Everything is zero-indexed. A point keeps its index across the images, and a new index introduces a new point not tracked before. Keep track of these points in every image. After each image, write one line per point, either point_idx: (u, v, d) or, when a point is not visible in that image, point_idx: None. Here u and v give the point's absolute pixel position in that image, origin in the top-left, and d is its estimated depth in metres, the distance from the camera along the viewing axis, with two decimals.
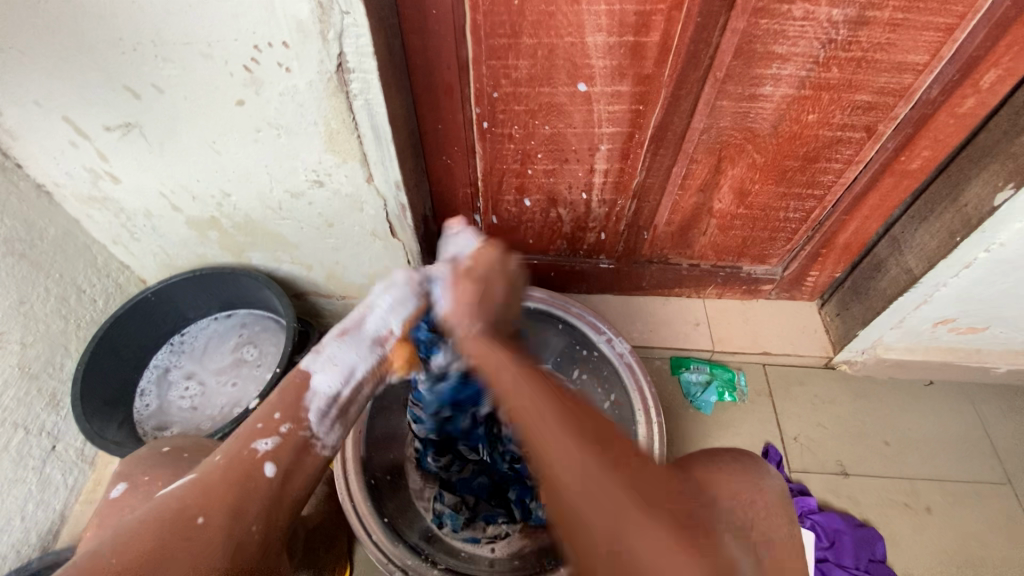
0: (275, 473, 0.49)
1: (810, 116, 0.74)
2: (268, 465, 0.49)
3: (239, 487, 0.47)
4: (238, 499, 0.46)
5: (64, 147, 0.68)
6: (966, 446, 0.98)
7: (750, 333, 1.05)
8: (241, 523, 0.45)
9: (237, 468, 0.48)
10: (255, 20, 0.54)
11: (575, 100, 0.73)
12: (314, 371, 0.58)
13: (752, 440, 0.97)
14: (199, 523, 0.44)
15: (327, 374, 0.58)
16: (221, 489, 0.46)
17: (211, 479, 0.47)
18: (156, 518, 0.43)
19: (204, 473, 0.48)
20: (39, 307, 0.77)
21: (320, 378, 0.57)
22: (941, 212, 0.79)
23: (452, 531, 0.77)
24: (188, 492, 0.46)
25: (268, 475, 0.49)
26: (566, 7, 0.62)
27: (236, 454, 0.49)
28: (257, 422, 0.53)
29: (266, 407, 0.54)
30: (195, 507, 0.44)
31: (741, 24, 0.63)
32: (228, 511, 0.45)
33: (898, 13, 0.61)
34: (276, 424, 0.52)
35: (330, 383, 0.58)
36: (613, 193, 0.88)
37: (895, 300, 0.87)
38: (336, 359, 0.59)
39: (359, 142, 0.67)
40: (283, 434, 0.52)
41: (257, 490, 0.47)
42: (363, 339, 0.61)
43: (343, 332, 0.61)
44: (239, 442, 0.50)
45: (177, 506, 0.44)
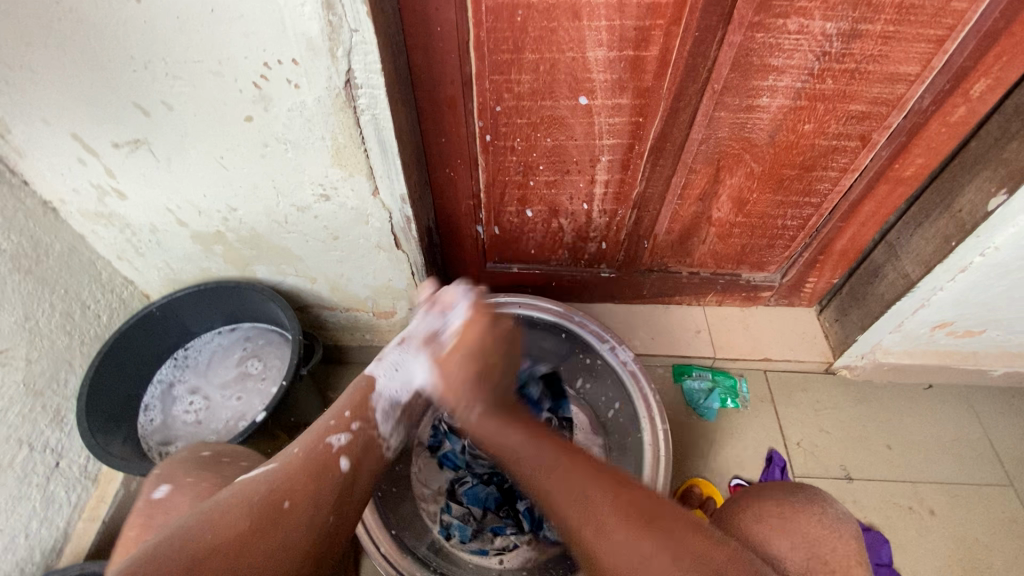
0: (348, 466, 0.56)
1: (807, 125, 0.75)
2: (342, 460, 0.56)
3: (317, 479, 0.53)
4: (316, 488, 0.52)
5: (72, 163, 0.69)
6: (968, 451, 0.98)
7: (751, 339, 1.06)
8: (318, 511, 0.51)
9: (319, 459, 0.54)
10: (267, 38, 0.55)
11: (576, 113, 0.75)
12: (378, 376, 0.68)
13: (756, 447, 0.98)
14: (284, 506, 0.49)
15: (392, 380, 0.69)
16: (303, 480, 0.52)
17: (293, 469, 0.53)
18: (242, 501, 0.48)
19: (284, 461, 0.54)
20: (44, 322, 0.77)
21: (384, 382, 0.68)
22: (936, 217, 0.80)
23: (459, 542, 0.76)
24: (272, 480, 0.51)
25: (342, 467, 0.55)
26: (568, 23, 0.64)
27: (314, 448, 0.56)
28: (331, 421, 0.60)
29: (338, 407, 0.63)
30: (279, 494, 0.50)
31: (739, 38, 0.65)
32: (309, 501, 0.51)
33: (890, 26, 0.63)
34: (348, 422, 0.61)
35: (391, 387, 0.68)
36: (614, 203, 0.90)
37: (894, 305, 0.89)
38: (398, 366, 0.70)
39: (365, 156, 0.68)
40: (355, 430, 0.60)
41: (334, 483, 0.54)
42: (421, 348, 0.71)
43: (403, 342, 0.72)
44: (316, 436, 0.57)
45: (264, 491, 0.50)
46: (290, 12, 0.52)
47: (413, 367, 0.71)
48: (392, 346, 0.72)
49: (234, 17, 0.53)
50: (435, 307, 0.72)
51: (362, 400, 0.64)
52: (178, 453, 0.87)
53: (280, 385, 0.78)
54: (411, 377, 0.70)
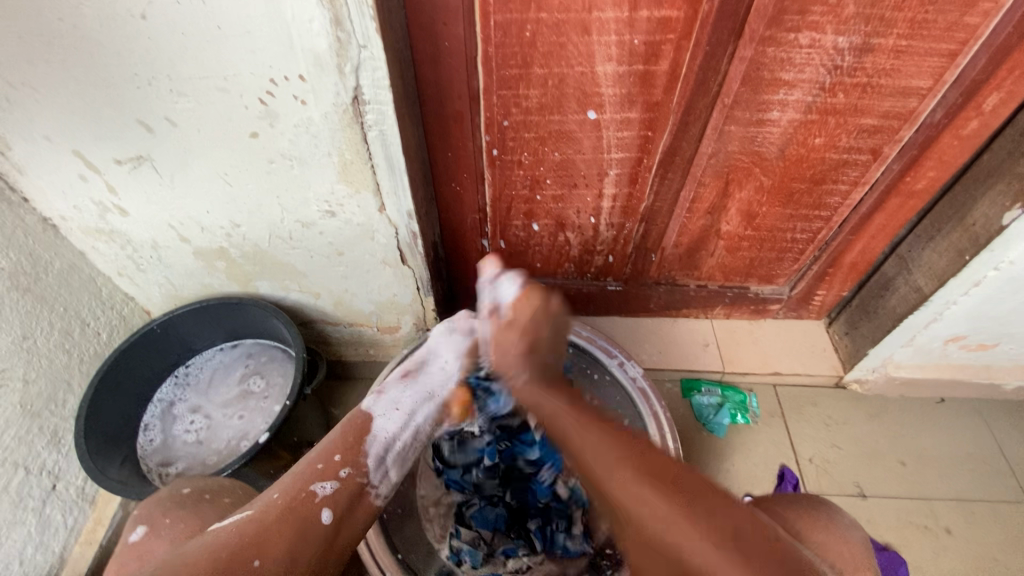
0: (331, 518, 0.53)
1: (817, 139, 0.75)
2: (324, 510, 0.53)
3: (293, 532, 0.50)
4: (295, 538, 0.49)
5: (73, 181, 0.67)
6: (983, 467, 0.97)
7: (760, 352, 1.05)
8: (289, 564, 0.47)
9: (296, 510, 0.51)
10: (274, 55, 0.54)
11: (584, 127, 0.74)
12: (375, 414, 0.66)
13: (767, 463, 0.96)
14: (255, 563, 0.46)
15: (387, 420, 0.66)
16: (279, 528, 0.49)
17: (267, 520, 0.50)
18: (212, 552, 0.46)
19: (261, 508, 0.51)
20: (42, 342, 0.75)
21: (380, 422, 0.65)
22: (949, 231, 0.79)
23: (470, 568, 0.73)
24: (245, 529, 0.48)
25: (323, 519, 0.52)
26: (577, 38, 0.63)
27: (295, 495, 0.53)
28: (318, 464, 0.57)
29: (325, 448, 0.60)
30: (250, 549, 0.47)
31: (750, 52, 0.64)
32: (283, 556, 0.47)
33: (902, 40, 0.62)
34: (337, 468, 0.58)
35: (388, 429, 0.65)
36: (622, 217, 0.89)
37: (906, 319, 0.88)
38: (397, 407, 0.67)
39: (372, 172, 0.67)
40: (342, 478, 0.57)
41: (316, 532, 0.51)
42: (424, 384, 0.72)
43: (405, 377, 0.72)
44: (300, 482, 0.54)
45: (233, 546, 0.46)
46: (298, 28, 0.52)
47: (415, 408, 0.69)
48: (393, 380, 0.71)
49: (241, 33, 0.52)
50: (440, 341, 0.76)
51: (353, 441, 0.61)
52: (179, 474, 0.85)
53: (283, 405, 0.76)
54: (411, 420, 0.68)
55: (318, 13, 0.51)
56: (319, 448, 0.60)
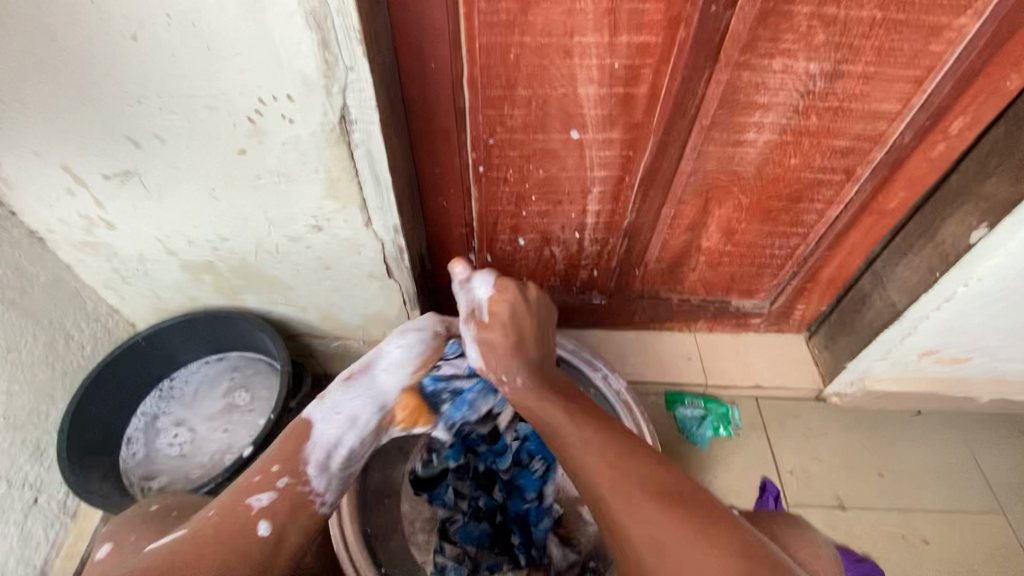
0: (269, 529, 0.53)
1: (792, 159, 0.77)
2: (261, 523, 0.53)
3: (233, 545, 0.50)
4: (230, 551, 0.50)
5: (61, 195, 0.68)
6: (958, 478, 0.99)
7: (742, 365, 1.07)
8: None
9: (233, 523, 0.52)
10: (262, 76, 0.55)
11: (568, 146, 0.76)
12: (316, 420, 0.65)
13: (749, 475, 0.97)
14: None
15: (329, 424, 0.65)
16: (214, 542, 0.50)
17: (206, 534, 0.51)
18: (150, 569, 0.47)
19: (199, 527, 0.52)
20: (26, 354, 0.75)
21: (322, 426, 0.64)
22: (920, 248, 0.82)
23: None
24: (181, 545, 0.50)
25: (261, 531, 0.53)
26: (559, 61, 0.65)
27: (232, 509, 0.54)
28: (257, 475, 0.58)
29: (266, 460, 0.61)
30: (188, 563, 0.48)
31: (726, 75, 0.66)
32: (219, 568, 0.48)
33: (870, 66, 0.65)
34: (276, 478, 0.58)
35: (329, 433, 0.64)
36: (605, 232, 0.90)
37: (881, 333, 0.90)
38: (339, 410, 0.66)
39: (359, 188, 0.68)
40: (282, 487, 0.58)
41: (251, 545, 0.51)
42: (369, 386, 0.69)
43: (348, 381, 0.69)
44: (237, 496, 0.55)
45: (172, 560, 0.48)
46: (286, 50, 0.53)
47: (360, 409, 0.68)
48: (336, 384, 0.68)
49: (230, 54, 0.53)
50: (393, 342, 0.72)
51: (292, 449, 0.62)
52: (162, 488, 0.84)
53: (268, 419, 0.76)
54: (356, 423, 0.67)
55: (306, 36, 0.52)
56: (260, 460, 0.61)
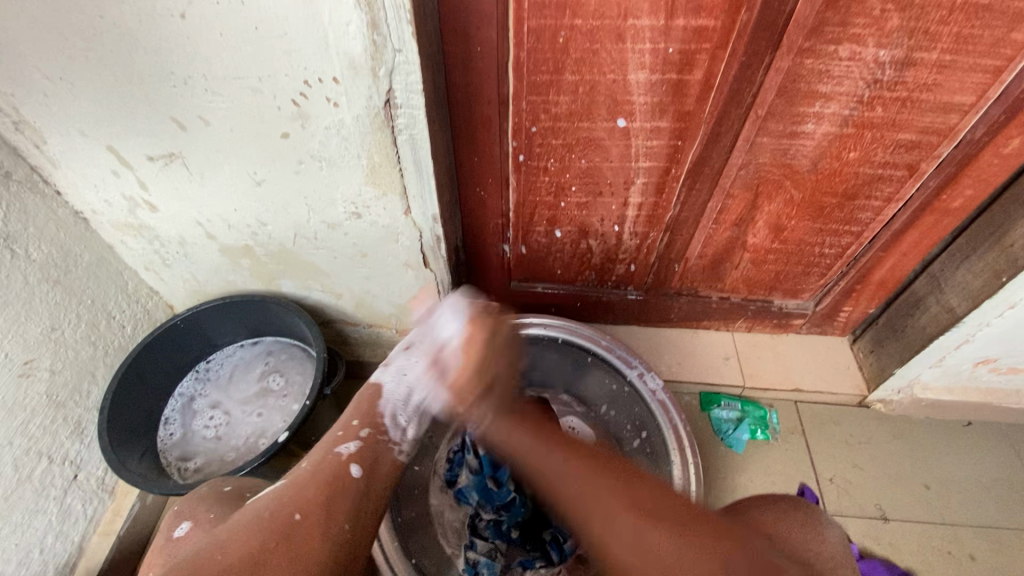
0: (361, 472, 0.52)
1: (852, 153, 0.73)
2: (352, 465, 0.52)
3: (328, 487, 0.50)
4: (330, 502, 0.49)
5: (106, 176, 0.68)
6: (1011, 493, 0.94)
7: (782, 367, 1.03)
8: (329, 519, 0.48)
9: (326, 468, 0.51)
10: (309, 57, 0.54)
11: (613, 135, 0.73)
12: (384, 383, 0.62)
13: (786, 481, 0.94)
14: (295, 519, 0.47)
15: (397, 384, 0.62)
16: (312, 492, 0.49)
17: (300, 483, 0.50)
18: (251, 523, 0.47)
19: (294, 478, 0.51)
20: (70, 333, 0.76)
21: (389, 388, 0.61)
22: (985, 250, 0.77)
23: None
24: (278, 496, 0.49)
25: (355, 473, 0.52)
26: (611, 45, 0.63)
27: (320, 459, 0.53)
28: (338, 430, 0.57)
29: (347, 416, 0.58)
30: (286, 509, 0.48)
31: (787, 63, 0.63)
32: (321, 509, 0.48)
33: (946, 55, 0.61)
34: (356, 429, 0.56)
35: (397, 391, 0.61)
36: (646, 226, 0.88)
37: (936, 339, 0.85)
38: (404, 371, 0.63)
39: (400, 176, 0.66)
40: (364, 437, 0.55)
41: (352, 490, 0.51)
42: (428, 340, 0.65)
43: (409, 347, 0.65)
44: (323, 449, 0.53)
45: (271, 510, 0.48)
46: (335, 31, 0.52)
47: (421, 363, 0.63)
48: (397, 350, 0.65)
49: (278, 34, 0.52)
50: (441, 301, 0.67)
51: (370, 406, 0.59)
52: (197, 469, 0.85)
53: (303, 405, 0.76)
54: (420, 376, 0.63)
55: (355, 16, 0.51)
56: (339, 419, 0.59)
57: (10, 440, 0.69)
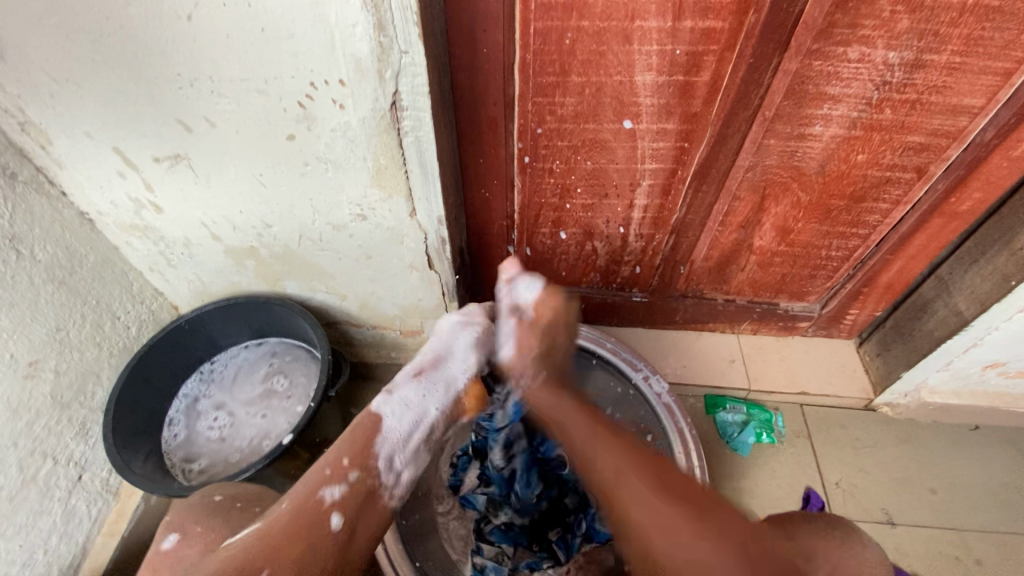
0: (340, 524, 0.53)
1: (860, 155, 0.72)
2: (333, 516, 0.53)
3: (305, 541, 0.51)
4: (303, 552, 0.51)
5: (112, 177, 0.68)
6: (1019, 498, 0.93)
7: (788, 370, 1.03)
8: (300, 574, 0.50)
9: (306, 518, 0.52)
10: (315, 59, 0.54)
11: (619, 137, 0.73)
12: (384, 415, 0.60)
13: (792, 485, 0.93)
14: (264, 574, 0.49)
15: (397, 421, 0.60)
16: (287, 543, 0.51)
17: (278, 528, 0.52)
18: (225, 567, 0.49)
19: (273, 519, 0.53)
20: (75, 334, 0.76)
21: (390, 424, 0.59)
22: (994, 254, 0.76)
23: None
24: (254, 544, 0.51)
25: (333, 525, 0.53)
26: (617, 47, 0.62)
27: (303, 503, 0.53)
28: (327, 466, 0.56)
29: (337, 450, 0.57)
30: (257, 562, 0.49)
31: (795, 65, 0.62)
32: (293, 564, 0.50)
33: (956, 57, 0.60)
34: (345, 471, 0.56)
35: (397, 429, 0.60)
36: (651, 228, 0.87)
37: (944, 343, 0.85)
38: (409, 405, 0.61)
39: (406, 178, 0.66)
40: (350, 482, 0.55)
41: (328, 541, 0.52)
42: (440, 378, 0.64)
43: (420, 370, 0.64)
44: (306, 491, 0.54)
45: (245, 557, 0.50)
46: (341, 32, 0.51)
47: (428, 404, 0.62)
48: (405, 378, 0.63)
49: (284, 36, 0.52)
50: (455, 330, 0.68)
51: (360, 445, 0.58)
52: (202, 470, 0.85)
53: (307, 408, 0.76)
54: (426, 416, 0.62)
55: (361, 18, 0.50)
56: (331, 449, 0.58)
57: (15, 441, 0.69)
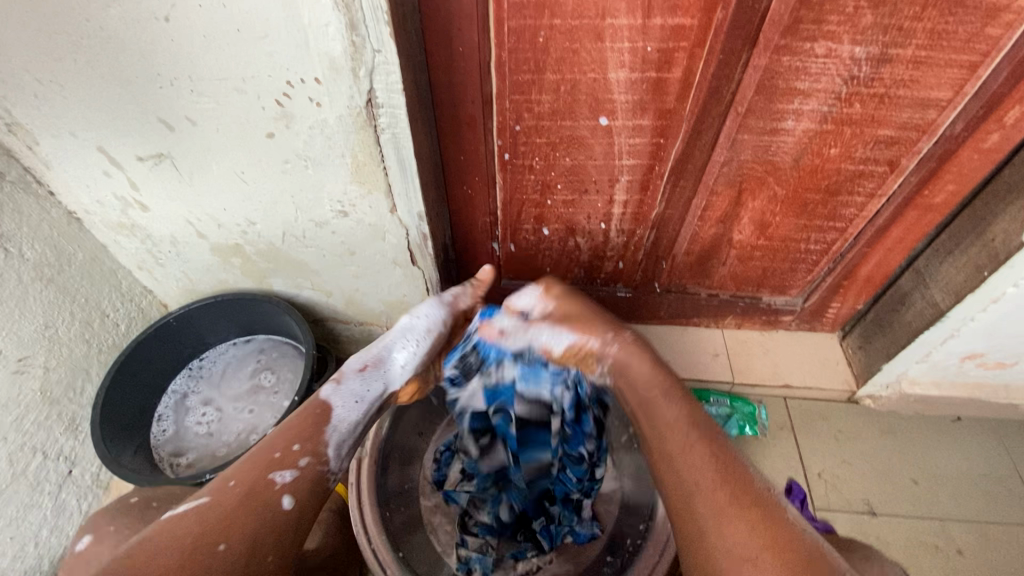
0: (291, 504, 0.53)
1: (832, 149, 0.74)
2: (284, 497, 0.53)
3: (258, 518, 0.51)
4: (253, 527, 0.50)
5: (97, 176, 0.70)
6: (999, 488, 0.94)
7: (771, 363, 1.04)
8: (252, 553, 0.49)
9: (254, 496, 0.52)
10: (291, 58, 0.55)
11: (596, 133, 0.74)
12: (335, 405, 0.63)
13: (773, 477, 0.95)
14: (220, 548, 0.48)
15: (349, 410, 0.64)
16: (242, 518, 0.50)
17: (227, 507, 0.51)
18: (176, 544, 0.47)
19: (221, 497, 0.52)
20: (64, 331, 0.78)
21: (341, 414, 0.63)
22: (967, 246, 0.77)
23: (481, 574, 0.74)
24: (206, 519, 0.50)
25: (284, 506, 0.53)
26: (590, 45, 0.64)
27: (253, 482, 0.53)
28: (275, 449, 0.57)
29: (285, 433, 0.58)
30: (213, 536, 0.48)
31: (764, 61, 0.64)
32: (245, 543, 0.49)
33: (921, 51, 0.61)
34: (295, 455, 0.57)
35: (348, 417, 0.63)
36: (632, 223, 0.88)
37: (921, 334, 0.86)
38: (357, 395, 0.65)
39: (384, 174, 0.68)
40: (302, 466, 0.56)
41: (277, 522, 0.52)
42: (380, 376, 0.67)
43: (364, 369, 0.66)
44: (257, 471, 0.54)
45: (196, 534, 0.48)
46: (314, 31, 0.53)
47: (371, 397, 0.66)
48: (352, 371, 0.65)
49: (260, 36, 0.53)
50: (405, 335, 0.69)
51: (309, 429, 0.60)
52: (189, 464, 0.87)
53: (292, 401, 0.77)
54: (371, 407, 0.66)
55: (334, 18, 0.52)
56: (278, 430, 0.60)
57: (5, 435, 0.70)
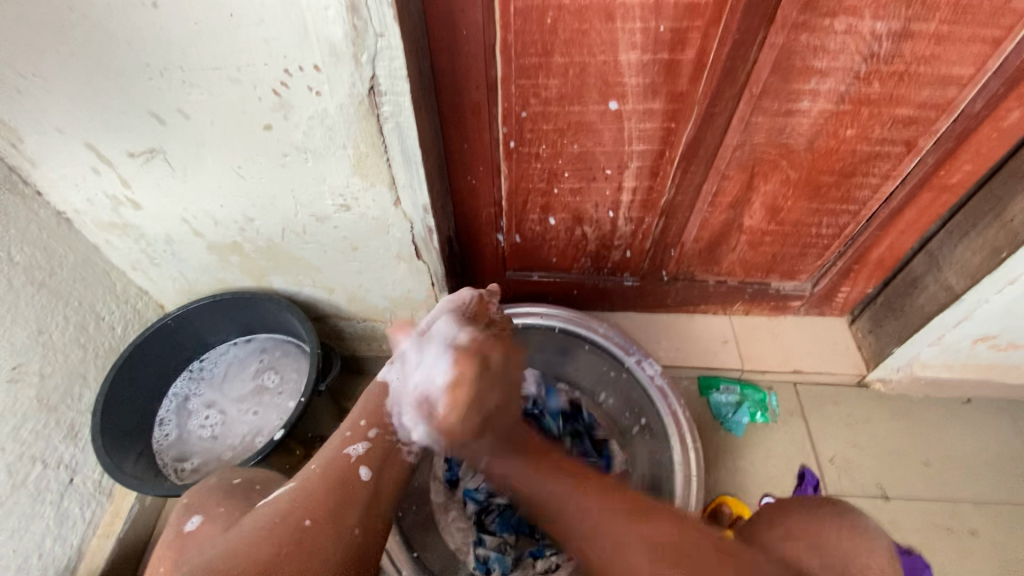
0: (369, 476, 0.54)
1: (848, 130, 0.72)
2: (362, 469, 0.54)
3: (343, 493, 0.51)
4: (338, 501, 0.50)
5: (86, 174, 0.67)
6: (1011, 468, 0.94)
7: (782, 349, 1.02)
8: (341, 524, 0.49)
9: (336, 473, 0.53)
10: (288, 44, 0.52)
11: (605, 118, 0.71)
12: (390, 380, 0.64)
13: (786, 463, 0.94)
14: (306, 524, 0.47)
15: (403, 381, 0.63)
16: (324, 494, 0.50)
17: (309, 487, 0.51)
18: (263, 525, 0.47)
19: (302, 480, 0.53)
20: (58, 336, 0.75)
21: (395, 387, 0.63)
22: (984, 226, 0.76)
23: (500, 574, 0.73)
24: (292, 499, 0.50)
25: (363, 478, 0.54)
26: (600, 25, 0.61)
27: (329, 464, 0.54)
28: (346, 432, 0.59)
29: (353, 418, 0.61)
30: (298, 513, 0.48)
31: (781, 39, 0.61)
32: (331, 516, 0.49)
33: (944, 26, 0.59)
34: (364, 431, 0.59)
35: (403, 388, 0.63)
36: (641, 211, 0.86)
37: (935, 317, 0.84)
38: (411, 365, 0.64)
39: (388, 165, 0.65)
40: (371, 438, 0.58)
41: (358, 494, 0.52)
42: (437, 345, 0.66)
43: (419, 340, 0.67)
44: (332, 451, 0.55)
45: (282, 512, 0.48)
46: (313, 16, 0.50)
47: None
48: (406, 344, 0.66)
49: (255, 22, 0.50)
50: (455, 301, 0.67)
51: (376, 407, 0.62)
52: (195, 469, 0.85)
53: (297, 402, 0.75)
54: None
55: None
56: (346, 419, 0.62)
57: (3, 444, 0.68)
